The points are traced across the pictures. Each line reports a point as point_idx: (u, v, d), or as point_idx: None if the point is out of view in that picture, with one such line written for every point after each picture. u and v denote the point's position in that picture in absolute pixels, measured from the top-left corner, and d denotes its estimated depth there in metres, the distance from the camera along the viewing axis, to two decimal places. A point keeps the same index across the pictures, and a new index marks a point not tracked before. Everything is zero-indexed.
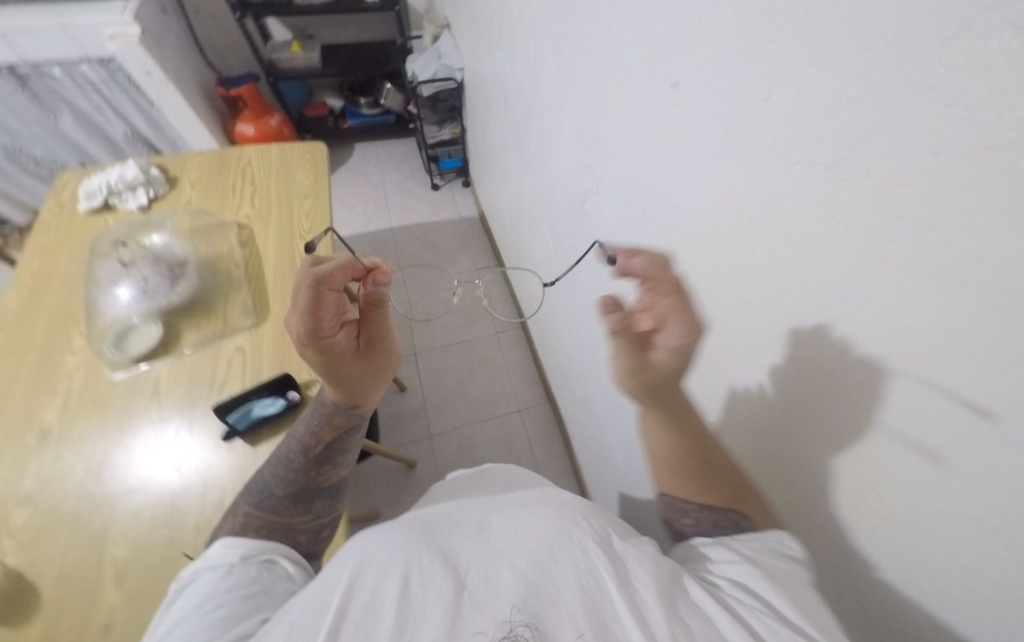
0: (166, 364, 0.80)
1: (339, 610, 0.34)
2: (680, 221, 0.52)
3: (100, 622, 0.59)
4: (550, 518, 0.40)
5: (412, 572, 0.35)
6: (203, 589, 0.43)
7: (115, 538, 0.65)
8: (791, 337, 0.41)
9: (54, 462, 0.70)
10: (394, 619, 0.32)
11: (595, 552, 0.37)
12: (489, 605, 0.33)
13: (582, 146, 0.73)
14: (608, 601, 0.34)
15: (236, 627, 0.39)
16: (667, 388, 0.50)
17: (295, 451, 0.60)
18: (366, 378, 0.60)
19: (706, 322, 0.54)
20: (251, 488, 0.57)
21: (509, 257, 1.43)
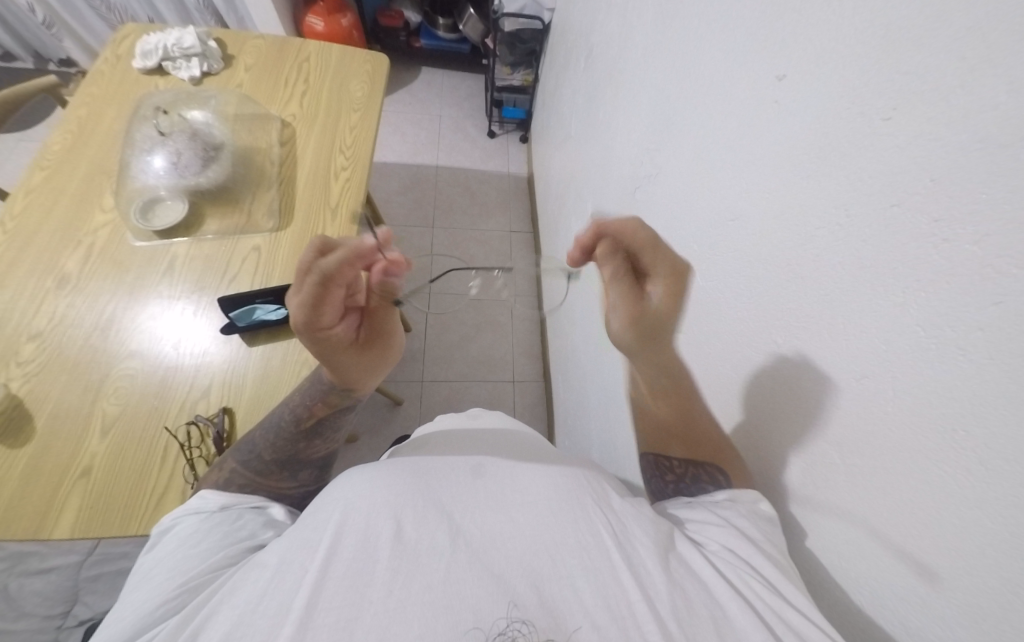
0: (185, 244, 0.80)
1: (324, 563, 0.32)
2: (735, 235, 0.48)
3: (81, 465, 0.62)
4: (545, 489, 0.39)
5: (402, 519, 0.34)
6: (180, 535, 0.44)
7: (107, 394, 0.67)
8: (811, 387, 0.38)
9: (67, 308, 0.73)
10: (387, 565, 0.32)
11: (592, 525, 0.36)
12: (489, 559, 0.33)
13: (652, 127, 0.67)
14: (609, 560, 0.34)
15: (210, 562, 0.39)
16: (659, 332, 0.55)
17: (287, 418, 0.59)
18: (362, 369, 0.61)
19: (727, 350, 0.50)
20: (239, 448, 0.57)
21: (546, 227, 1.38)
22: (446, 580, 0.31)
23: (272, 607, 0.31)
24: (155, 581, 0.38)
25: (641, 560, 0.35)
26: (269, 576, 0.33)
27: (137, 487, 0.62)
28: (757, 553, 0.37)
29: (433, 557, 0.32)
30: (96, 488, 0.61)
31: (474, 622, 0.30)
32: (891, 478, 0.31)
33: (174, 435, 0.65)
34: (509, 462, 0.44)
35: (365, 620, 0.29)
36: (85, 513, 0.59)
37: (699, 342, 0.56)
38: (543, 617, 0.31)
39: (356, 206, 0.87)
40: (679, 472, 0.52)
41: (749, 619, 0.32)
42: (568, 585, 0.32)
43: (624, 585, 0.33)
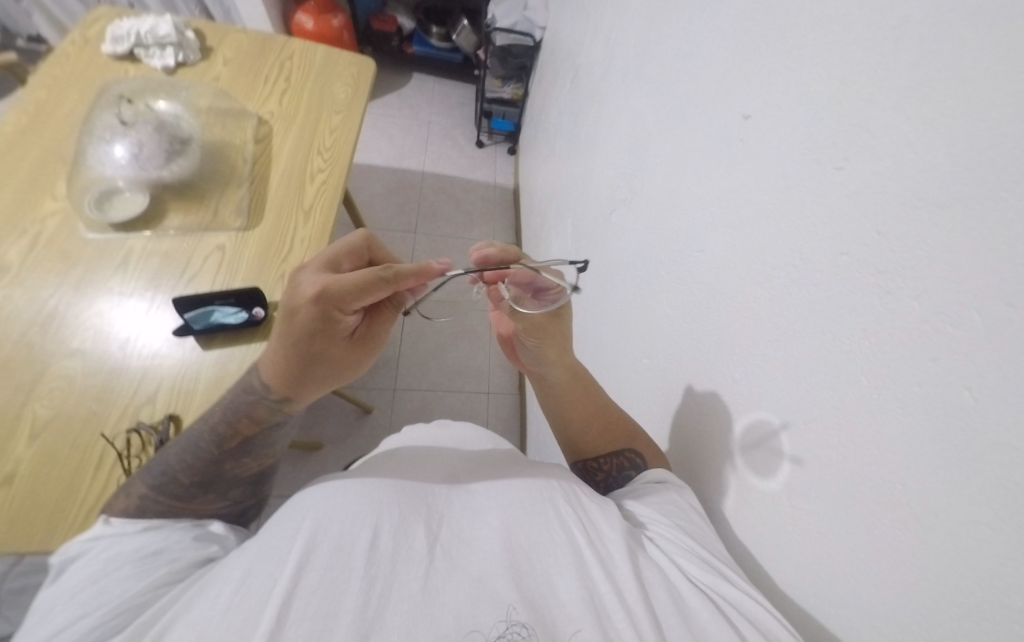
0: (143, 238, 0.76)
1: (295, 572, 0.32)
2: (700, 266, 0.48)
3: (3, 471, 0.57)
4: (519, 489, 0.43)
5: (379, 526, 0.36)
6: (94, 560, 0.39)
7: (40, 396, 0.62)
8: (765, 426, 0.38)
9: (4, 300, 0.68)
10: (363, 573, 0.33)
11: (564, 525, 0.40)
12: (466, 563, 0.35)
13: (630, 151, 0.67)
14: (582, 558, 0.37)
15: (135, 583, 0.36)
16: (555, 327, 0.67)
17: (206, 439, 0.51)
18: (329, 371, 0.54)
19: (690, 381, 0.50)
20: (151, 468, 0.49)
21: (527, 240, 1.38)
22: (427, 588, 0.33)
23: (235, 621, 0.30)
24: (70, 612, 0.34)
25: (610, 555, 0.38)
26: (224, 594, 0.32)
27: (65, 496, 0.57)
28: (705, 540, 0.42)
29: (414, 565, 0.34)
30: (19, 496, 0.57)
31: (474, 624, 0.31)
32: (833, 524, 0.31)
33: (112, 442, 0.61)
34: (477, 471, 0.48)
35: (343, 627, 0.30)
36: (3, 525, 0.55)
37: (665, 370, 0.56)
38: (535, 620, 0.32)
39: (331, 209, 0.85)
40: (607, 469, 0.60)
41: (708, 614, 0.35)
42: (548, 583, 0.35)
43: (598, 580, 0.36)
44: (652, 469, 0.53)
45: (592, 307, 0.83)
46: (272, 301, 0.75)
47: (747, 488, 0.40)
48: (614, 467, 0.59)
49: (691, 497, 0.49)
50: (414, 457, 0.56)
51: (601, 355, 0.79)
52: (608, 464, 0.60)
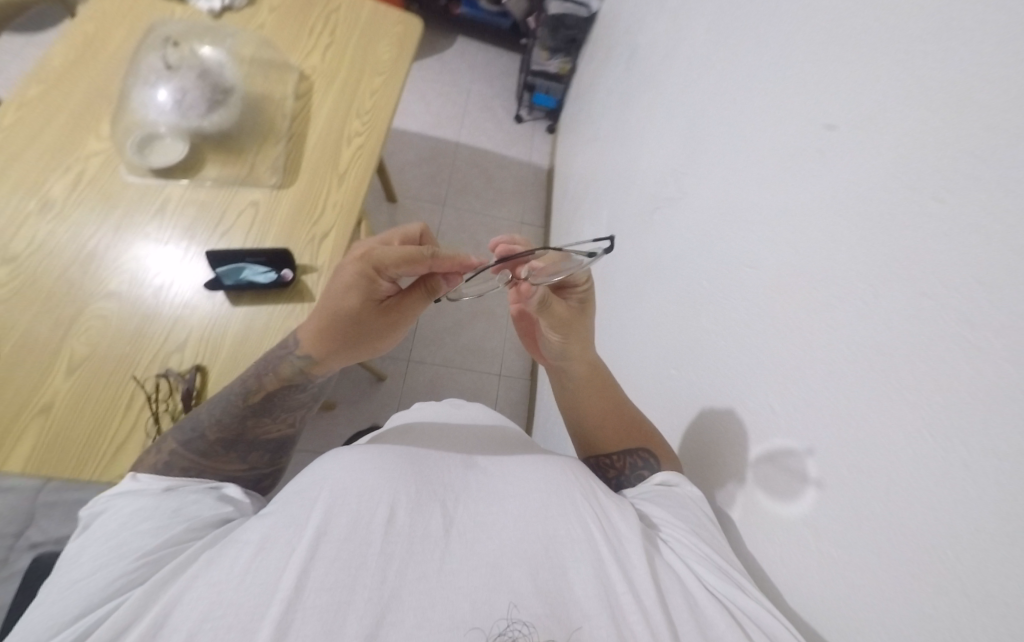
0: (181, 186, 0.77)
1: (313, 542, 0.33)
2: (751, 282, 0.45)
3: (42, 401, 0.60)
4: (538, 482, 0.43)
5: (395, 505, 0.37)
6: (113, 518, 0.40)
7: (77, 333, 0.65)
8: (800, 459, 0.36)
9: (48, 236, 0.70)
10: (380, 550, 0.33)
11: (581, 520, 0.40)
12: (481, 549, 0.36)
13: (684, 148, 0.63)
14: (599, 554, 0.38)
15: (150, 544, 0.36)
16: (579, 321, 0.67)
17: (234, 395, 0.55)
18: (352, 336, 0.55)
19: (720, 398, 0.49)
20: (181, 426, 0.53)
21: (558, 225, 1.35)
22: (441, 570, 0.33)
23: (253, 582, 0.31)
24: (93, 563, 0.36)
25: (627, 554, 0.38)
26: (245, 557, 0.33)
27: (97, 431, 0.60)
28: (720, 547, 0.42)
29: (431, 545, 0.35)
30: (56, 426, 0.60)
31: (475, 622, 0.31)
32: (862, 573, 0.30)
33: (141, 384, 0.63)
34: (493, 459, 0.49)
35: (359, 603, 0.30)
36: (40, 451, 0.58)
37: (694, 383, 0.54)
38: (544, 616, 0.32)
39: (365, 175, 0.83)
40: (620, 466, 0.59)
41: (723, 623, 0.34)
42: (562, 576, 0.36)
43: (613, 579, 0.36)
44: (664, 471, 0.53)
45: (620, 306, 0.81)
46: (302, 264, 0.75)
47: (773, 517, 0.40)
48: (627, 466, 0.59)
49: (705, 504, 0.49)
50: (432, 436, 0.57)
51: (625, 355, 0.77)
52: (621, 461, 0.59)
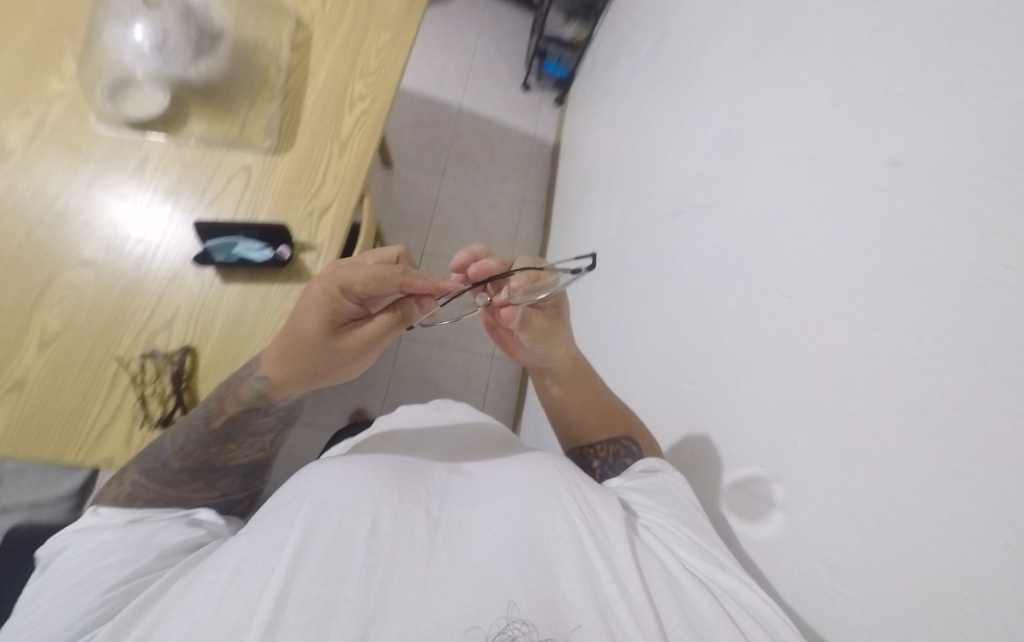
0: (162, 143, 0.69)
1: (294, 557, 0.32)
2: (782, 312, 0.45)
3: (13, 376, 0.56)
4: (517, 482, 0.45)
5: (379, 514, 0.36)
6: (75, 555, 0.37)
7: (49, 303, 0.59)
8: (819, 500, 0.37)
9: (9, 189, 0.62)
10: (363, 562, 0.33)
11: (564, 515, 0.42)
12: (467, 553, 0.36)
13: (719, 156, 0.61)
14: (585, 548, 0.40)
15: (119, 575, 0.35)
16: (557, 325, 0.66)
17: (194, 422, 0.51)
18: (315, 359, 0.50)
19: (734, 422, 0.50)
20: (144, 455, 0.49)
21: (562, 208, 1.30)
22: (427, 575, 0.34)
23: (230, 610, 0.29)
24: (61, 596, 0.34)
25: (613, 547, 0.41)
26: (219, 583, 0.31)
27: (76, 413, 0.56)
28: (701, 532, 0.46)
29: (416, 553, 0.35)
30: (31, 404, 0.55)
31: (475, 619, 0.32)
32: (876, 619, 0.31)
33: (124, 365, 0.59)
34: (476, 464, 0.50)
35: (343, 618, 0.30)
36: (15, 430, 0.54)
37: (709, 404, 0.55)
38: (538, 615, 0.33)
39: (369, 145, 0.76)
40: (604, 454, 0.66)
41: (714, 611, 0.37)
42: (551, 574, 0.37)
43: (599, 571, 0.38)
44: (640, 460, 0.60)
45: (629, 310, 0.81)
46: (298, 240, 0.70)
47: (784, 548, 0.41)
48: (611, 454, 0.65)
49: (688, 490, 0.54)
50: (420, 439, 0.58)
51: (632, 361, 0.78)
52: (605, 450, 0.66)
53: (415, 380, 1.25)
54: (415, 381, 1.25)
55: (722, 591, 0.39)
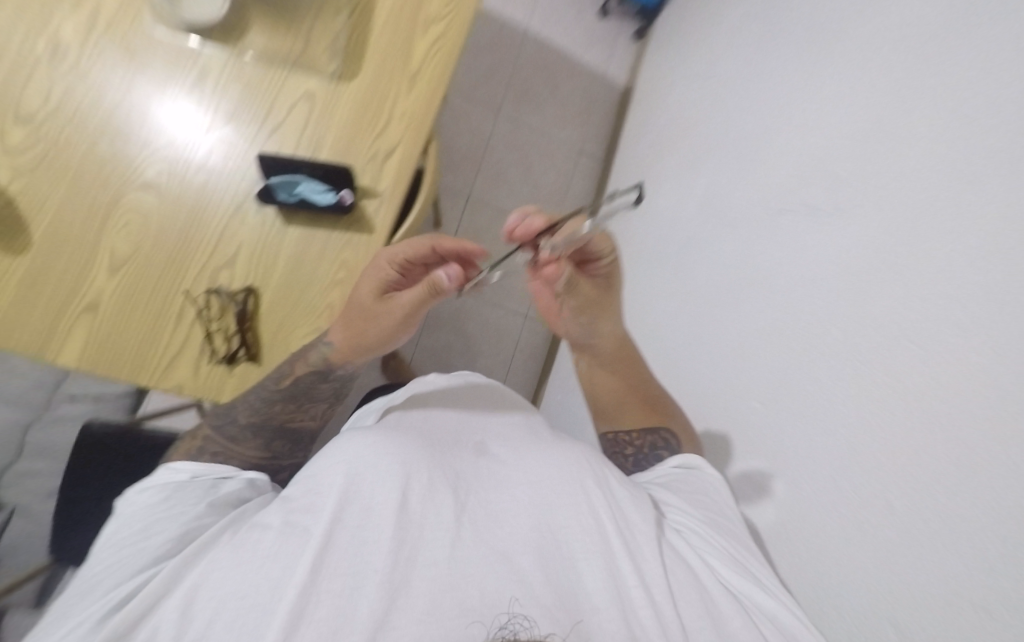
0: (221, 56, 0.63)
1: (329, 525, 0.34)
2: (871, 358, 0.44)
3: (88, 298, 0.57)
4: (551, 472, 0.46)
5: (408, 487, 0.38)
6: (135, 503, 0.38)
7: (116, 227, 0.58)
8: (868, 553, 0.39)
9: (66, 94, 0.58)
10: (391, 535, 0.34)
11: (591, 511, 0.43)
12: (492, 539, 0.38)
13: (832, 163, 0.55)
14: (610, 547, 0.41)
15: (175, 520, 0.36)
16: (606, 299, 0.63)
17: (268, 386, 0.54)
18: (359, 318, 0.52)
19: (791, 450, 0.50)
20: (217, 414, 0.52)
21: (627, 168, 1.22)
22: (452, 557, 0.35)
23: (274, 567, 0.31)
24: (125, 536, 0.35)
25: (638, 547, 0.42)
26: (267, 540, 0.33)
27: (148, 340, 0.58)
28: (736, 546, 0.47)
29: (445, 535, 0.36)
30: (105, 327, 0.57)
31: (478, 612, 0.32)
32: None
33: (191, 298, 0.59)
34: (511, 445, 0.51)
35: (367, 587, 0.31)
36: (93, 351, 0.56)
37: (773, 429, 0.54)
38: (542, 612, 0.34)
39: (440, 82, 0.69)
40: (638, 443, 0.65)
41: (739, 628, 0.38)
42: (573, 569, 0.38)
43: (624, 571, 0.39)
44: (678, 459, 0.60)
45: (689, 305, 0.77)
46: (361, 185, 0.66)
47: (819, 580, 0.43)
48: (646, 444, 0.64)
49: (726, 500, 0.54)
50: (449, 398, 0.61)
51: (683, 358, 0.77)
52: (642, 438, 0.64)
53: (449, 328, 1.26)
54: (448, 329, 1.27)
55: (754, 607, 0.41)
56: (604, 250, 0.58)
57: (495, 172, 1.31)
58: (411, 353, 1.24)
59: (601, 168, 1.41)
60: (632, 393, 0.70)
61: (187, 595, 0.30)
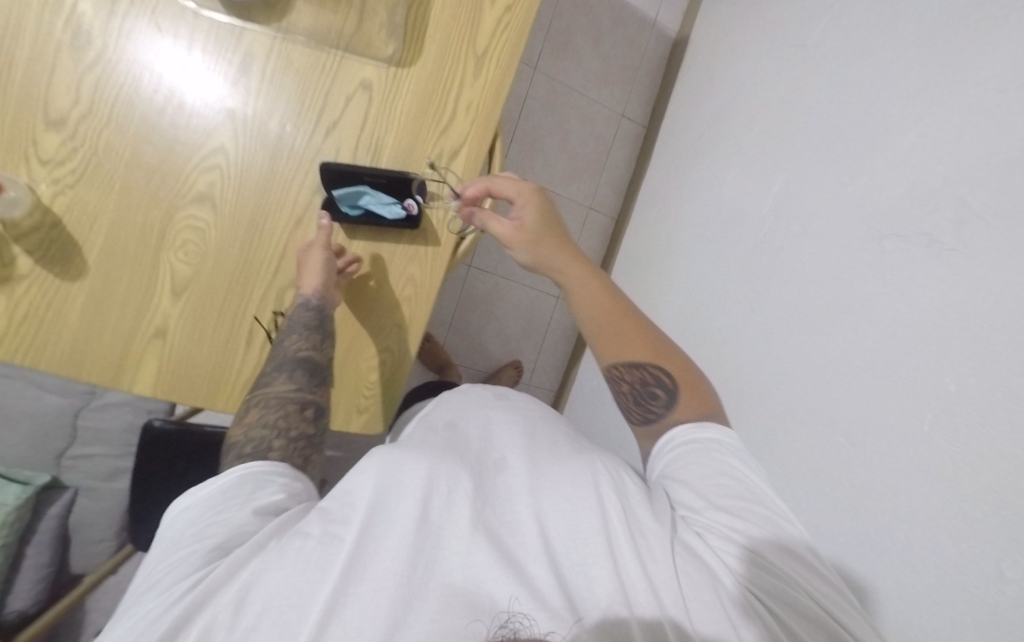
0: (264, 37, 0.54)
1: (358, 534, 0.31)
2: (965, 418, 0.44)
3: (154, 322, 0.54)
4: (576, 469, 0.40)
5: (421, 491, 0.34)
6: (183, 510, 0.33)
7: (173, 246, 0.54)
8: (948, 597, 0.43)
9: (95, 91, 0.50)
10: (397, 542, 0.31)
11: (619, 506, 0.36)
12: (507, 546, 0.33)
13: (951, 191, 0.51)
14: (620, 541, 0.34)
15: (215, 537, 0.31)
16: (545, 237, 0.56)
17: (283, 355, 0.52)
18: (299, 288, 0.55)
19: (872, 489, 0.52)
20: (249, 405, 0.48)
21: (678, 141, 1.13)
22: (467, 568, 0.31)
23: (308, 571, 0.29)
24: (177, 549, 0.31)
25: (649, 544, 0.34)
26: (306, 548, 0.30)
27: (220, 364, 0.56)
28: (770, 536, 0.36)
29: (455, 543, 0.33)
30: (176, 353, 0.55)
31: (475, 614, 0.29)
32: None
33: (260, 321, 0.57)
34: (513, 426, 0.46)
35: (383, 598, 0.29)
36: (167, 377, 0.55)
37: (858, 467, 0.54)
38: (545, 613, 0.29)
39: (510, 66, 0.61)
40: (627, 383, 0.50)
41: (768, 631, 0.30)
42: (582, 574, 0.33)
43: (629, 569, 0.33)
44: (685, 423, 0.45)
45: (757, 316, 0.75)
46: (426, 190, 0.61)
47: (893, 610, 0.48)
48: (639, 387, 0.49)
49: (760, 471, 0.41)
50: (460, 393, 0.53)
51: (743, 367, 0.76)
52: (629, 375, 0.50)
53: (484, 309, 1.24)
54: (483, 310, 1.25)
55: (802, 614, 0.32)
56: (510, 192, 0.57)
57: (533, 139, 1.21)
58: (444, 336, 1.23)
59: (644, 135, 1.30)
60: (613, 318, 0.53)
61: (236, 596, 0.27)
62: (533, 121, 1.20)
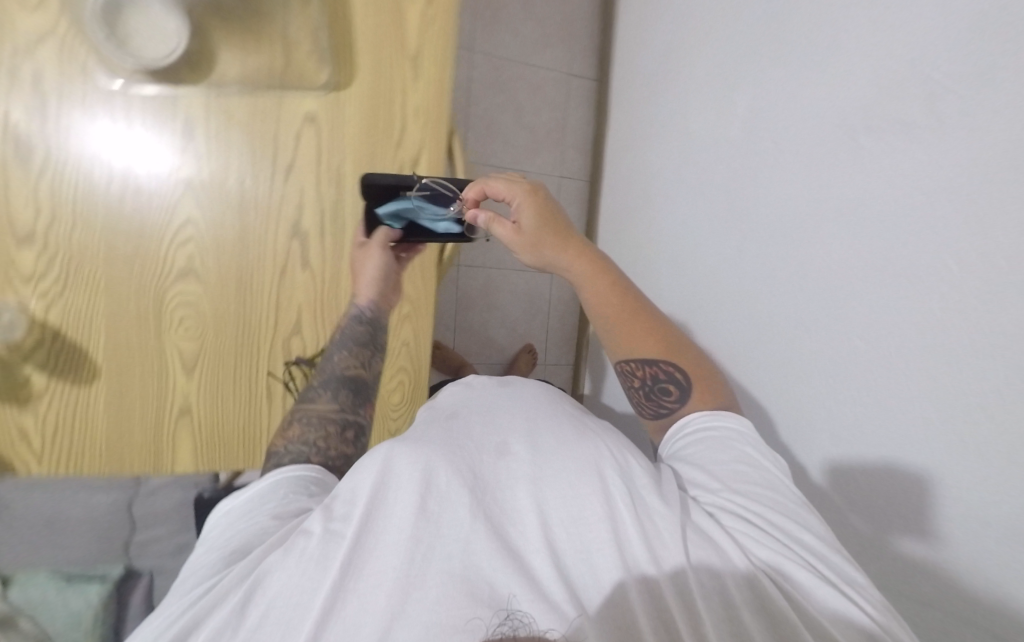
0: (199, 97, 0.53)
1: (360, 525, 0.30)
2: (968, 295, 0.44)
3: (176, 399, 0.55)
4: (587, 445, 0.37)
5: (417, 482, 0.32)
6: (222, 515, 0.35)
7: (171, 324, 0.54)
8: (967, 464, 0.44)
9: (51, 193, 0.50)
10: (392, 537, 0.30)
11: (626, 488, 0.35)
12: (508, 537, 0.31)
13: (913, 72, 0.50)
14: (626, 523, 0.33)
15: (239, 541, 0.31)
16: (553, 233, 0.52)
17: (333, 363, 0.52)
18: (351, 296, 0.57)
19: (885, 383, 0.53)
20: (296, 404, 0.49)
21: (632, 88, 1.11)
22: (467, 553, 0.29)
23: (308, 567, 0.28)
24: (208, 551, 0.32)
25: (657, 527, 0.33)
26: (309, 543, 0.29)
27: (248, 422, 0.57)
28: (777, 513, 0.36)
29: (454, 530, 0.30)
30: (205, 423, 0.56)
31: (473, 614, 0.27)
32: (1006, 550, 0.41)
33: (275, 374, 0.58)
34: (515, 405, 0.41)
35: (370, 605, 0.27)
36: (203, 448, 0.56)
37: (873, 367, 0.55)
38: (545, 607, 0.27)
39: (446, 59, 0.59)
40: (641, 379, 0.51)
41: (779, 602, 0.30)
42: (586, 562, 0.31)
43: (636, 554, 0.31)
44: (700, 411, 0.47)
45: (750, 242, 0.74)
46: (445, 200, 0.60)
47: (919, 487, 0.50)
48: (653, 381, 0.51)
49: (772, 464, 0.41)
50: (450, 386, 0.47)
51: (744, 296, 0.76)
52: (641, 370, 0.51)
53: (481, 305, 1.25)
54: (480, 306, 1.25)
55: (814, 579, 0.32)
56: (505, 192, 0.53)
57: (489, 123, 1.19)
58: (451, 340, 1.23)
59: (598, 89, 1.27)
60: (625, 315, 0.52)
61: (242, 595, 0.27)
62: (485, 104, 1.17)
